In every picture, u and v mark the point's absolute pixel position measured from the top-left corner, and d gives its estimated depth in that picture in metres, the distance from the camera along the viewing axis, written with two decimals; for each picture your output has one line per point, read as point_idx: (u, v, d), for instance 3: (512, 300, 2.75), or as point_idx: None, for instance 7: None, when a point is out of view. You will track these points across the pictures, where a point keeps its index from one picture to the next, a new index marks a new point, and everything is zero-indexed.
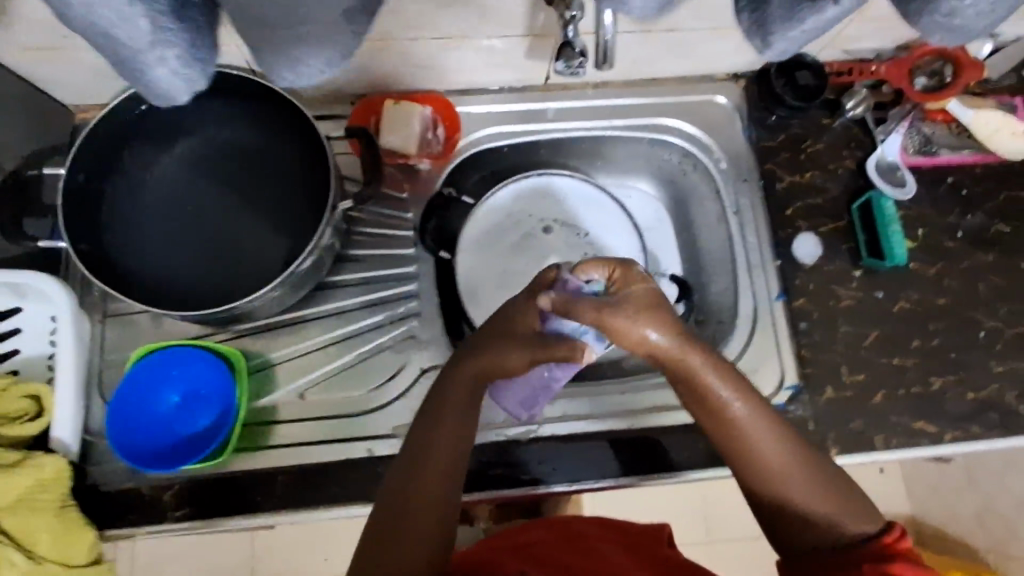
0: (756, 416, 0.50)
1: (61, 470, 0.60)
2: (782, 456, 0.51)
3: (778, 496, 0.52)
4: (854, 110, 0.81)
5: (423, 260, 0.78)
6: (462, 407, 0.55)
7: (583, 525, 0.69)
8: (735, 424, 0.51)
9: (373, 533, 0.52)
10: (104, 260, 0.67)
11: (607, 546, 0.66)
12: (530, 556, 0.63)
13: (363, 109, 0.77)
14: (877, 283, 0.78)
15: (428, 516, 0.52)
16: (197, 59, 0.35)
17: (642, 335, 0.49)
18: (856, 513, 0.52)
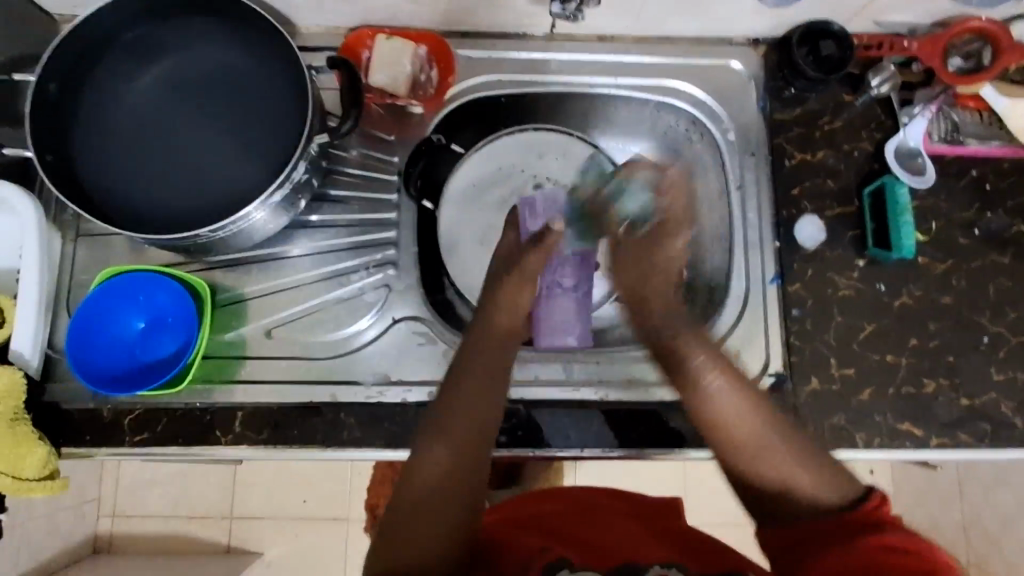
0: (734, 393, 0.54)
1: (15, 385, 0.60)
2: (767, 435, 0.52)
3: (772, 484, 0.51)
4: (879, 88, 0.75)
5: (405, 208, 0.75)
6: (479, 387, 0.57)
7: (594, 498, 0.69)
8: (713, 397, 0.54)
9: (386, 533, 0.51)
10: (74, 175, 0.65)
11: (620, 518, 0.65)
12: (550, 530, 0.62)
13: (354, 42, 0.73)
14: (880, 276, 0.74)
15: (441, 499, 0.52)
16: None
17: (658, 269, 0.63)
18: (848, 490, 0.50)
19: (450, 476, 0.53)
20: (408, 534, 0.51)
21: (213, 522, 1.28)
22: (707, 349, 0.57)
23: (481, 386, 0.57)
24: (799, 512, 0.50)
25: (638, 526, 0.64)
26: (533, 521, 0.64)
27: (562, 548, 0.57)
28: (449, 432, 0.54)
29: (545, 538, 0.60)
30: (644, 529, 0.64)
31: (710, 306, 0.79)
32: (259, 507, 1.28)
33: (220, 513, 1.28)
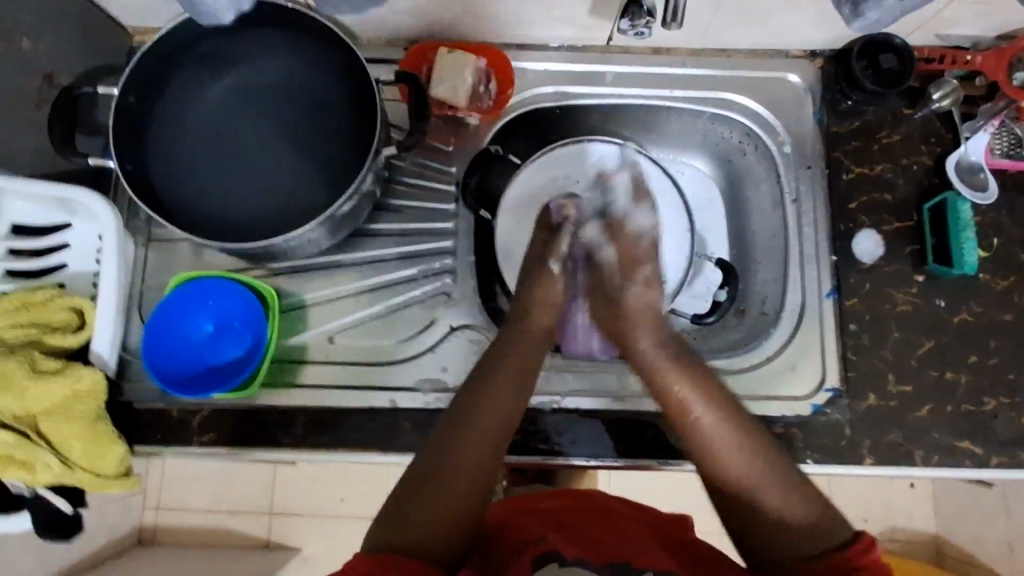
0: (720, 425, 0.58)
1: (97, 384, 0.63)
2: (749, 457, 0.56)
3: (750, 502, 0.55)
4: (940, 103, 0.75)
5: (462, 217, 0.77)
6: (515, 377, 0.62)
7: (608, 501, 0.69)
8: (700, 423, 0.59)
9: (415, 479, 0.55)
10: (151, 184, 0.68)
11: (627, 521, 0.66)
12: (554, 520, 0.64)
13: (416, 54, 0.75)
14: (939, 291, 0.73)
15: (465, 466, 0.56)
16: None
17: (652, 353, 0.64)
18: (829, 525, 0.52)
19: (464, 476, 0.55)
20: (410, 522, 0.53)
21: (251, 518, 1.30)
22: (704, 381, 0.61)
23: (510, 387, 0.61)
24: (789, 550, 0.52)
25: (644, 532, 0.65)
26: (543, 513, 0.66)
27: (561, 543, 0.60)
28: (466, 439, 0.57)
29: (545, 528, 0.62)
30: (649, 534, 0.65)
31: (762, 318, 0.79)
32: (296, 504, 1.30)
33: (258, 509, 1.31)
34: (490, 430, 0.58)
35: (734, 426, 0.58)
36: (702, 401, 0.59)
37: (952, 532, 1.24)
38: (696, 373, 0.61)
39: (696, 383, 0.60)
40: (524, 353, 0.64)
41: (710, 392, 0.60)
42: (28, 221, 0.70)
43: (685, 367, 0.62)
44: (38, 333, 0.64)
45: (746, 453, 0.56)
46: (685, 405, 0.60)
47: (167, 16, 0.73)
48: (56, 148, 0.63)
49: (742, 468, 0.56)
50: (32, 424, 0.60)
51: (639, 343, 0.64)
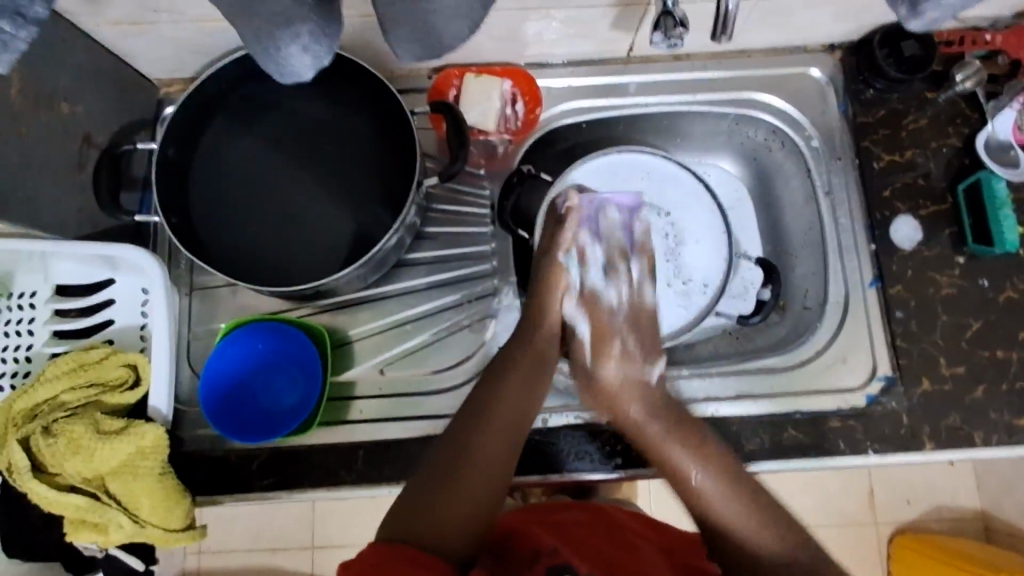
0: (713, 479, 0.61)
1: (160, 439, 0.62)
2: (742, 509, 0.59)
3: (747, 554, 0.57)
4: (965, 83, 0.75)
5: (500, 238, 0.77)
6: (527, 374, 0.65)
7: (620, 514, 0.73)
8: (696, 481, 0.61)
9: (440, 481, 0.56)
10: (195, 235, 0.68)
11: (640, 539, 0.69)
12: (571, 537, 0.66)
13: (442, 82, 0.76)
14: (981, 271, 0.73)
15: (484, 476, 0.58)
16: (327, 34, 0.37)
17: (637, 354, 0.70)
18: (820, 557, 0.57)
19: (482, 478, 0.57)
20: (424, 516, 0.55)
21: (295, 553, 1.29)
22: (690, 439, 0.64)
23: (524, 391, 0.64)
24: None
25: (652, 549, 0.68)
26: (561, 523, 0.68)
27: (572, 555, 0.63)
28: (484, 446, 0.59)
29: (559, 539, 0.65)
30: (660, 554, 0.67)
31: (805, 313, 0.80)
32: (340, 536, 1.30)
33: (301, 543, 1.30)
34: (505, 438, 0.60)
35: (729, 483, 0.61)
36: (691, 457, 0.62)
37: (999, 506, 1.23)
38: (689, 435, 0.64)
39: (687, 449, 0.63)
40: (533, 362, 0.66)
41: (699, 445, 0.63)
42: (74, 281, 0.71)
43: (671, 433, 0.64)
44: (98, 392, 0.64)
45: (743, 514, 0.59)
46: (680, 475, 0.62)
47: (193, 66, 0.74)
48: (105, 210, 0.64)
49: (746, 522, 0.58)
50: (101, 484, 0.62)
51: (631, 412, 0.67)
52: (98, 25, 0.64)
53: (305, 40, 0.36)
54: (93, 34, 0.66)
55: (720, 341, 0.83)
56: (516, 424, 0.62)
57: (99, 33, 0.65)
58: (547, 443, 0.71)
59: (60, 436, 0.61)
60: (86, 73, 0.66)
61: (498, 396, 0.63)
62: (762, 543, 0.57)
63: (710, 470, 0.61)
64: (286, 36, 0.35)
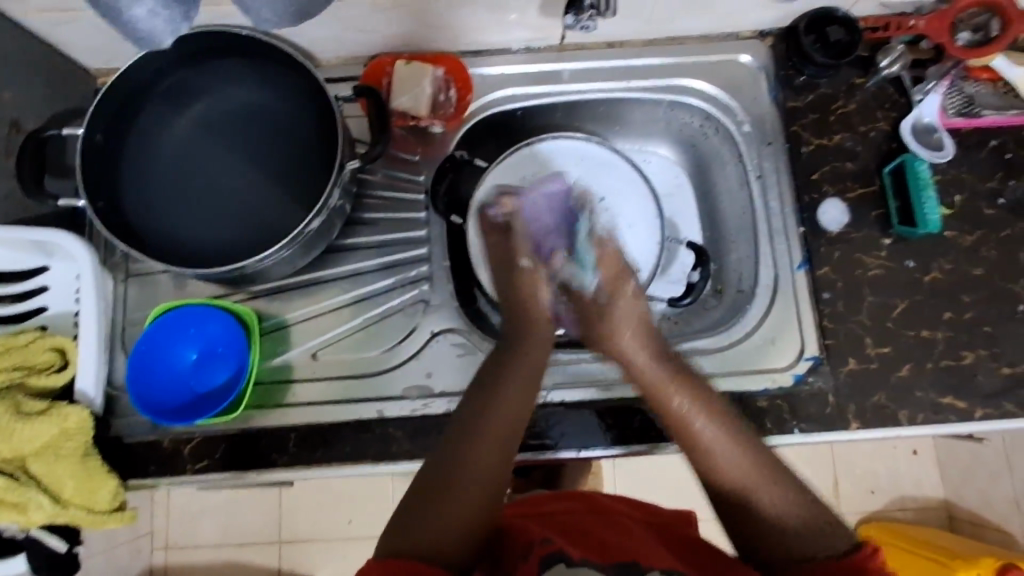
0: (718, 434, 0.59)
1: (84, 421, 0.63)
2: (749, 467, 0.57)
3: (754, 516, 0.56)
4: (890, 68, 0.76)
5: (435, 224, 0.78)
6: (527, 368, 0.62)
7: (603, 496, 0.70)
8: (698, 435, 0.60)
9: (423, 492, 0.54)
10: (124, 222, 0.69)
11: (631, 521, 0.65)
12: (559, 526, 0.62)
13: (375, 70, 0.77)
14: (908, 253, 0.74)
15: (478, 481, 0.55)
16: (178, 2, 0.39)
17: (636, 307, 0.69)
18: (836, 531, 0.54)
19: (478, 483, 0.55)
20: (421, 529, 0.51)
21: (262, 549, 1.28)
22: (694, 390, 0.62)
23: (519, 385, 0.61)
24: (798, 548, 0.53)
25: (646, 531, 0.64)
26: (551, 514, 0.65)
27: (567, 544, 0.58)
28: (477, 448, 0.56)
29: (550, 530, 0.61)
30: (653, 535, 0.63)
31: (739, 296, 0.81)
32: (304, 531, 1.29)
33: (269, 539, 1.29)
34: (502, 441, 0.57)
35: (729, 432, 0.59)
36: (697, 410, 0.61)
37: (960, 495, 1.24)
38: (698, 389, 0.62)
39: (696, 397, 0.62)
40: (526, 372, 0.62)
41: (704, 401, 0.61)
42: (6, 266, 0.70)
43: (682, 382, 0.63)
44: (22, 375, 0.65)
45: (747, 467, 0.57)
46: (684, 420, 0.61)
47: (126, 54, 0.75)
48: (30, 194, 0.65)
49: (745, 472, 0.57)
50: (22, 466, 0.63)
51: (629, 353, 0.66)
52: (25, 13, 0.65)
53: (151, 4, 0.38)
54: (22, 21, 0.67)
55: (660, 326, 0.84)
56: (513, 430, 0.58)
57: (27, 20, 0.66)
58: None
59: None
60: (15, 60, 0.67)
61: (494, 399, 0.59)
62: (774, 502, 0.55)
63: (716, 425, 0.60)
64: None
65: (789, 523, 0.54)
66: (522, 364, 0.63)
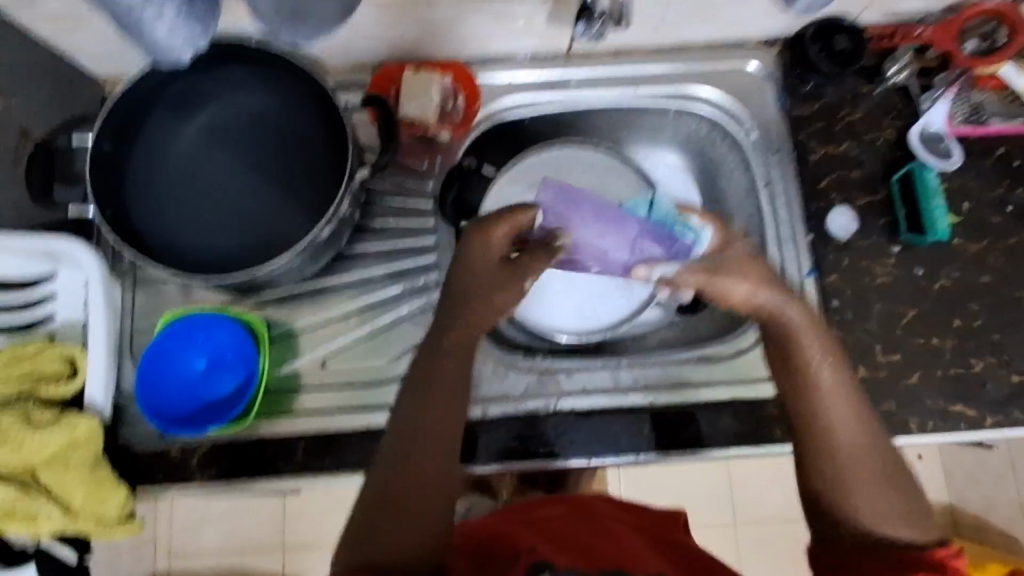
0: (840, 387, 0.58)
1: (93, 431, 0.63)
2: (860, 434, 0.56)
3: (839, 485, 0.55)
4: (897, 75, 0.77)
5: (443, 232, 0.78)
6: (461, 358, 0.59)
7: (596, 503, 0.71)
8: (819, 382, 0.58)
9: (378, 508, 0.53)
10: (132, 231, 0.69)
11: (619, 527, 0.66)
12: (547, 532, 0.63)
13: (383, 77, 0.77)
14: (916, 261, 0.74)
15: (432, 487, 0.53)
16: (196, 16, 0.39)
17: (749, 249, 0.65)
18: (912, 520, 0.54)
19: (429, 495, 0.53)
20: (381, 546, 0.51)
21: (265, 555, 1.28)
22: (824, 339, 0.60)
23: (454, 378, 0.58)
24: (871, 549, 0.54)
25: (635, 534, 0.65)
26: (541, 523, 0.65)
27: (554, 551, 0.58)
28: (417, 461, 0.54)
29: (538, 537, 0.61)
30: (643, 539, 0.64)
31: None
32: (309, 537, 1.28)
33: (272, 544, 1.28)
34: (444, 440, 0.56)
35: (852, 395, 0.57)
36: (825, 360, 0.58)
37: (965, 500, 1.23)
38: (832, 348, 0.60)
39: (826, 353, 0.59)
40: (458, 368, 0.58)
41: (832, 349, 0.59)
42: (14, 275, 0.70)
43: (818, 330, 0.60)
44: (32, 386, 0.65)
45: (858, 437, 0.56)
46: (809, 369, 0.58)
47: (133, 63, 0.75)
48: None
49: (859, 441, 0.56)
50: (33, 475, 0.63)
51: (744, 288, 0.63)
52: (34, 22, 0.65)
53: (170, 20, 0.37)
54: (30, 29, 0.67)
55: (668, 332, 0.84)
56: (453, 434, 0.56)
57: (36, 29, 0.66)
58: (494, 436, 0.71)
59: None
60: (23, 68, 0.67)
61: (421, 401, 0.56)
62: (867, 485, 0.55)
63: (840, 377, 0.58)
64: (148, 16, 0.37)
65: (871, 502, 0.55)
66: (455, 359, 0.58)
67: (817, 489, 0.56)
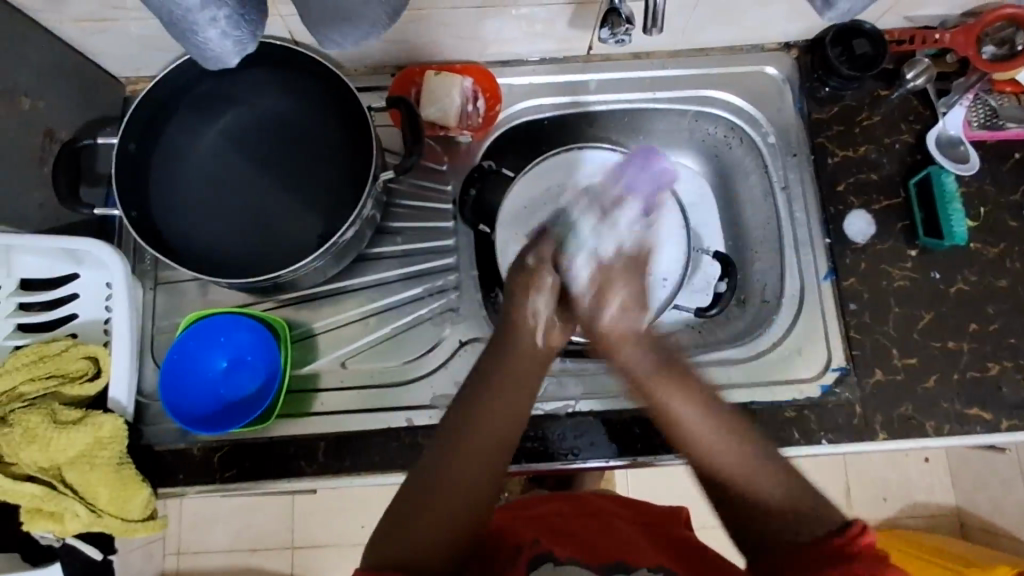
0: (699, 422, 0.57)
1: (118, 429, 0.64)
2: (733, 455, 0.55)
3: (742, 505, 0.54)
4: (915, 81, 0.76)
5: (462, 233, 0.79)
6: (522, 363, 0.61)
7: (600, 501, 0.69)
8: (682, 424, 0.58)
9: (406, 501, 0.53)
10: (155, 230, 0.70)
11: (621, 524, 0.65)
12: (549, 526, 0.63)
13: (405, 79, 0.78)
14: (933, 264, 0.75)
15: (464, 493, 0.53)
16: (246, 21, 0.39)
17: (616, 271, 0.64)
18: (812, 518, 0.51)
19: (454, 502, 0.53)
20: (408, 535, 0.51)
21: (273, 554, 1.28)
22: (674, 375, 0.60)
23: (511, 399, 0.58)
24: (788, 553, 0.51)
25: (636, 531, 0.64)
26: (542, 519, 0.64)
27: (555, 545, 0.59)
28: (453, 467, 0.54)
29: (541, 532, 0.61)
30: (642, 537, 0.63)
31: (764, 307, 0.81)
32: (317, 537, 1.28)
33: (280, 544, 1.28)
34: (493, 450, 0.55)
35: (713, 418, 0.57)
36: (678, 396, 0.58)
37: (973, 503, 1.23)
38: (682, 378, 0.59)
39: (689, 390, 0.59)
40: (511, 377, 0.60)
41: (689, 384, 0.59)
42: (37, 275, 0.70)
43: (667, 370, 0.60)
44: (57, 383, 0.65)
45: (732, 449, 0.55)
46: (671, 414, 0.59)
47: (156, 63, 0.75)
48: (62, 202, 0.65)
49: (733, 460, 0.55)
50: (58, 474, 0.63)
51: (615, 304, 0.63)
52: (59, 23, 0.66)
53: (222, 24, 0.38)
54: (55, 31, 0.67)
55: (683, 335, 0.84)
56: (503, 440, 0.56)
57: (61, 30, 0.67)
58: None
59: (17, 425, 0.62)
60: (47, 69, 0.67)
61: (473, 414, 0.57)
62: (751, 497, 0.53)
63: (698, 413, 0.58)
64: (202, 20, 0.37)
65: (777, 513, 0.52)
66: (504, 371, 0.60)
67: (730, 511, 0.55)
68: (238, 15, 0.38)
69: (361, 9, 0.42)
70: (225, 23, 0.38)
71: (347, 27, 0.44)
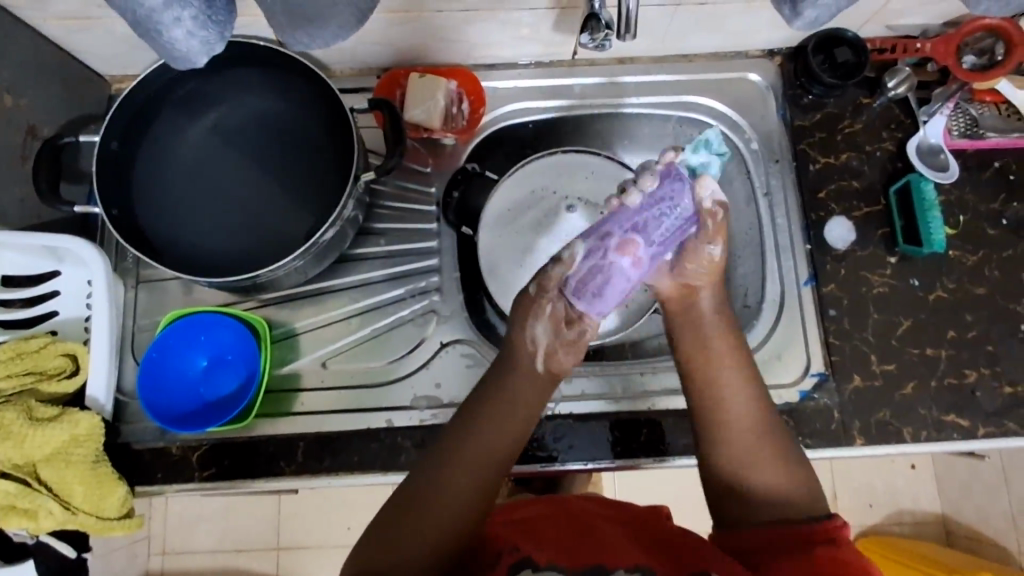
0: (744, 395, 0.61)
1: (94, 428, 0.64)
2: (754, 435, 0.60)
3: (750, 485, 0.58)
4: (896, 89, 0.78)
5: (445, 235, 0.79)
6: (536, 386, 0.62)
7: (583, 501, 0.66)
8: (722, 388, 0.62)
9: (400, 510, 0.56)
10: (137, 228, 0.70)
11: (601, 522, 0.63)
12: (529, 530, 0.60)
13: (389, 81, 0.78)
14: (913, 271, 0.75)
15: (454, 508, 0.55)
16: (212, 22, 0.39)
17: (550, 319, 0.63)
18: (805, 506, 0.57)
19: (449, 515, 0.55)
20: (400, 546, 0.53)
21: (258, 555, 1.27)
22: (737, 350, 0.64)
23: (507, 420, 0.60)
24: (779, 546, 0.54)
25: (619, 531, 0.62)
26: (522, 520, 0.61)
27: (535, 550, 0.56)
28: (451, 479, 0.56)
29: (520, 537, 0.58)
30: (626, 538, 0.61)
31: (745, 311, 0.81)
32: (302, 537, 1.28)
33: (266, 545, 1.27)
34: (485, 467, 0.57)
35: (753, 406, 0.61)
36: (733, 368, 0.62)
37: (957, 508, 1.23)
38: (744, 360, 0.63)
39: (739, 367, 0.63)
40: (514, 399, 0.61)
41: (743, 359, 0.63)
42: (17, 272, 0.70)
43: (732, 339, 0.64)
44: (34, 380, 0.65)
45: (750, 417, 0.60)
46: (716, 373, 0.62)
47: (142, 61, 0.75)
48: (42, 199, 0.65)
49: (748, 442, 0.60)
50: (32, 471, 0.64)
51: (702, 301, 0.65)
52: (43, 21, 0.66)
53: (188, 24, 0.38)
54: (40, 29, 0.67)
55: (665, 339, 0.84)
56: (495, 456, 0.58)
57: (46, 28, 0.67)
58: None
59: None
60: (31, 66, 0.67)
61: (468, 434, 0.59)
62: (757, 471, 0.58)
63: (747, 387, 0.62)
64: (167, 20, 0.37)
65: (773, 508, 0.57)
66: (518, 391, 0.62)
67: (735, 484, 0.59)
68: (206, 14, 0.39)
69: (330, 9, 0.43)
70: (191, 21, 0.38)
71: (315, 29, 0.44)
